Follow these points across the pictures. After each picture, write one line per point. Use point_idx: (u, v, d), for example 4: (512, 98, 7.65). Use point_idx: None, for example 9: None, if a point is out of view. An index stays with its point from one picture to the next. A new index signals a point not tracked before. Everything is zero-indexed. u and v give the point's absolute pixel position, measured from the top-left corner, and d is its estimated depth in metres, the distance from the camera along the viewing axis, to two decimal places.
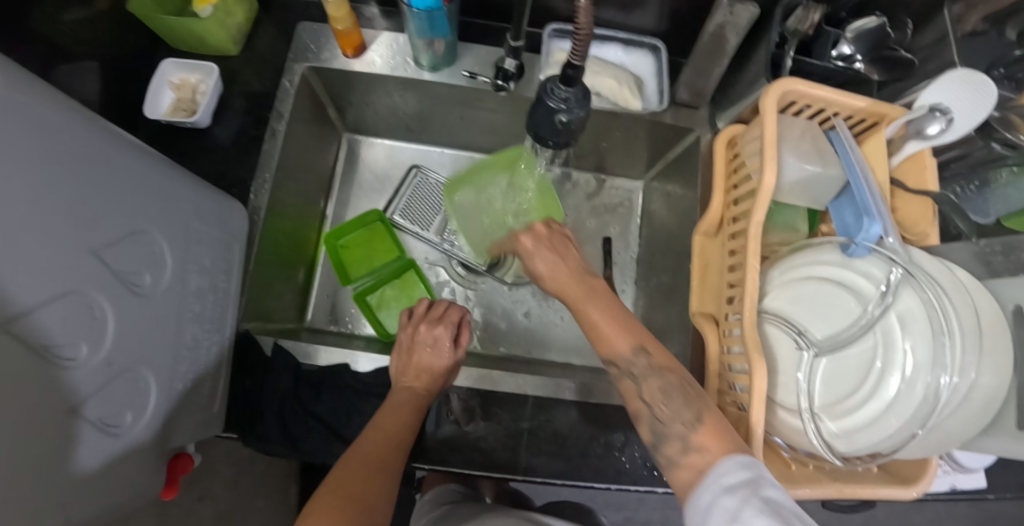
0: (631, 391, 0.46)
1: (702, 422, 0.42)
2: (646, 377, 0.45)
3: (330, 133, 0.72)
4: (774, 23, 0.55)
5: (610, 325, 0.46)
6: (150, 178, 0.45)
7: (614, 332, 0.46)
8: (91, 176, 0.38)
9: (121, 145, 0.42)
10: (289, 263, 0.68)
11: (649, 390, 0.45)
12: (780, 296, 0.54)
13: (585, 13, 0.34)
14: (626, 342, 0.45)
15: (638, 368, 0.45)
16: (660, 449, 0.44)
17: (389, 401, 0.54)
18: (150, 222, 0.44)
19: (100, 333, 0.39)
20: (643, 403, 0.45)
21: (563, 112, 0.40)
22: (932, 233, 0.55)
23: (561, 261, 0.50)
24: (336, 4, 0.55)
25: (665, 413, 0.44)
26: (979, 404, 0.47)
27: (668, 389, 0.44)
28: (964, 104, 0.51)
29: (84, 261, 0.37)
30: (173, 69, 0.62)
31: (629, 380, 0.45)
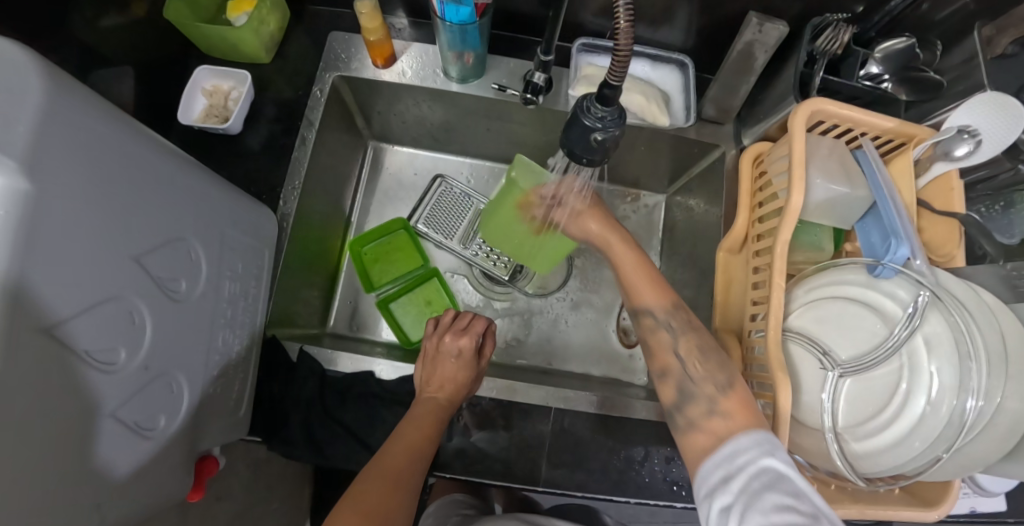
0: (661, 344, 0.50)
1: (732, 390, 0.45)
2: (678, 334, 0.50)
3: (356, 140, 0.73)
4: (803, 43, 0.56)
5: (640, 271, 0.54)
6: (189, 185, 0.46)
7: (647, 285, 0.53)
8: (133, 183, 0.39)
9: (160, 151, 0.43)
10: (314, 270, 0.68)
11: (684, 345, 0.49)
12: (804, 315, 0.54)
13: (626, 31, 0.35)
14: (656, 297, 0.52)
15: (674, 325, 0.50)
16: (684, 411, 0.47)
17: (413, 412, 0.55)
18: (186, 229, 0.45)
19: (138, 338, 0.40)
20: (675, 357, 0.49)
21: (599, 131, 0.41)
22: (959, 255, 0.56)
23: (603, 225, 0.56)
24: (369, 15, 0.56)
25: (697, 370, 0.48)
26: (1004, 429, 0.47)
27: (704, 348, 0.49)
28: (993, 128, 0.52)
29: (125, 266, 0.38)
30: (206, 76, 0.63)
31: (663, 336, 0.50)
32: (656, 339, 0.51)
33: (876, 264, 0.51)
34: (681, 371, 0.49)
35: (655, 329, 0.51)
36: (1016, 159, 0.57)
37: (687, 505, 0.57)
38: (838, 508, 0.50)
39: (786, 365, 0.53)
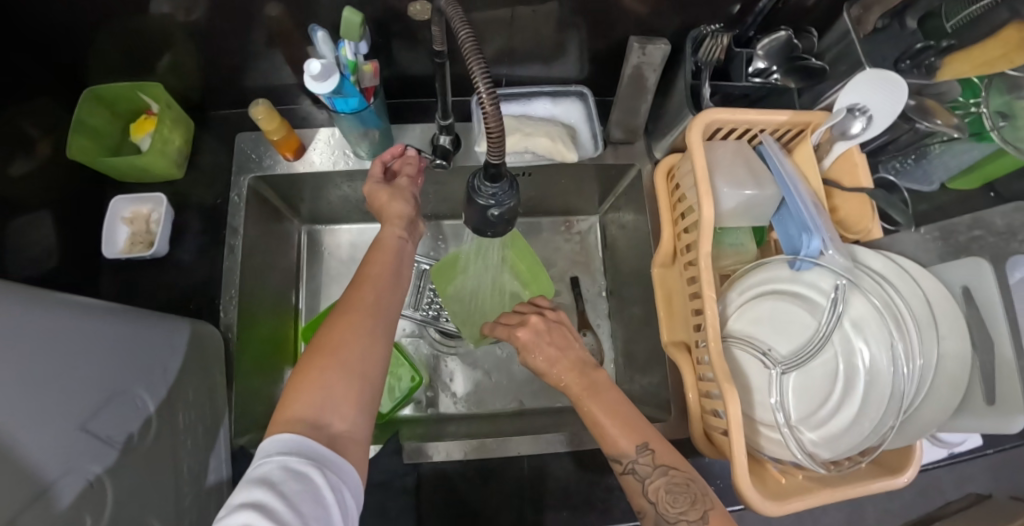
0: (635, 490, 0.46)
1: (706, 521, 0.43)
2: (652, 478, 0.45)
3: (287, 230, 0.74)
4: (687, 56, 0.58)
5: (613, 422, 0.48)
6: (127, 334, 0.47)
7: (619, 431, 0.47)
8: (72, 354, 0.39)
9: (89, 312, 0.44)
10: (273, 367, 0.68)
11: (655, 489, 0.45)
12: (742, 318, 0.56)
13: (491, 111, 0.36)
14: (630, 442, 0.46)
15: (643, 468, 0.46)
16: None
17: (366, 276, 0.48)
18: (132, 379, 0.46)
19: (101, 501, 0.40)
20: (646, 501, 0.45)
21: (495, 207, 0.42)
22: (874, 228, 0.57)
23: (563, 355, 0.53)
24: (267, 116, 0.58)
25: (670, 511, 0.44)
26: (944, 389, 0.51)
27: (672, 488, 0.45)
28: (881, 103, 0.54)
29: (76, 438, 0.38)
30: (124, 205, 0.63)
31: (633, 480, 0.46)
32: (627, 484, 0.46)
33: (794, 259, 0.52)
34: (653, 511, 0.45)
35: (624, 477, 0.46)
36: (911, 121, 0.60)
37: None
38: (809, 497, 0.49)
39: (735, 370, 0.55)
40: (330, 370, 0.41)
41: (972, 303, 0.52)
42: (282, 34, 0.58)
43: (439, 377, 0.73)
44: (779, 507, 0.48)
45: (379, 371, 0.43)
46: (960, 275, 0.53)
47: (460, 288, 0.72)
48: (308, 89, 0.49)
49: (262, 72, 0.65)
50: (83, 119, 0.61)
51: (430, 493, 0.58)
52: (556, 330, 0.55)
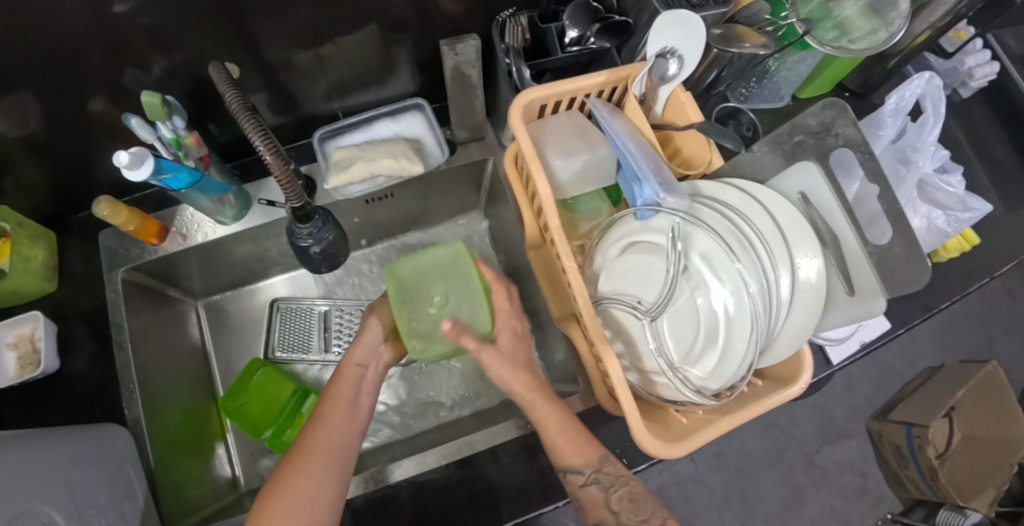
0: (597, 499, 0.50)
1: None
2: (613, 487, 0.50)
3: (183, 310, 0.74)
4: (497, 43, 0.59)
5: (564, 431, 0.49)
6: (22, 457, 0.47)
7: (570, 442, 0.49)
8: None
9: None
10: (200, 444, 0.69)
11: (616, 498, 0.49)
12: (611, 277, 0.57)
13: (275, 160, 0.39)
14: (582, 459, 0.49)
15: (605, 478, 0.50)
16: None
17: (328, 419, 0.52)
18: (34, 497, 0.46)
19: None
20: (608, 512, 0.49)
21: (315, 244, 0.44)
22: (715, 157, 0.58)
23: (517, 374, 0.50)
24: (113, 211, 0.58)
25: (633, 520, 0.48)
26: (808, 295, 0.52)
27: (634, 497, 0.50)
28: (682, 39, 0.57)
29: None
30: (4, 330, 0.62)
31: (594, 490, 0.50)
32: (586, 495, 0.50)
33: (636, 210, 0.55)
34: (615, 524, 0.49)
35: (585, 488, 0.50)
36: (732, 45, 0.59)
37: None
38: (709, 431, 0.51)
39: (617, 329, 0.57)
40: (292, 522, 0.46)
41: (811, 207, 0.55)
42: (110, 127, 0.59)
43: None
44: (680, 450, 0.49)
45: (332, 516, 0.49)
46: (796, 182, 0.56)
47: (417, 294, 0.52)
48: (126, 179, 0.50)
49: (108, 167, 0.65)
50: None
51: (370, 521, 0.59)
52: (517, 348, 0.52)
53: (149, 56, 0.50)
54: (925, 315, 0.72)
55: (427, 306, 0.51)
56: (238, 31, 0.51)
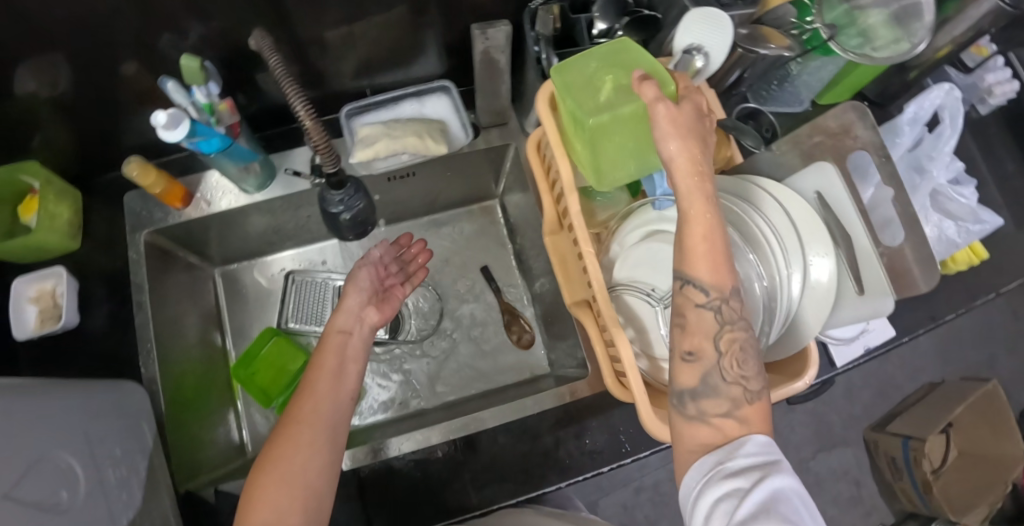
0: (700, 318, 0.41)
1: (759, 396, 0.41)
2: (723, 309, 0.41)
3: (200, 276, 0.76)
4: (527, 30, 0.60)
5: (701, 245, 0.40)
6: (44, 402, 0.48)
7: (706, 254, 0.40)
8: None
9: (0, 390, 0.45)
10: (211, 408, 0.70)
11: (727, 341, 0.41)
12: (625, 264, 0.58)
13: (314, 125, 0.40)
14: (708, 272, 0.40)
15: (723, 312, 0.41)
16: (698, 399, 0.40)
17: (313, 387, 0.53)
18: (53, 445, 0.46)
19: None
20: (710, 345, 0.41)
21: (344, 210, 0.46)
22: (734, 153, 0.59)
23: (687, 168, 0.41)
24: (141, 172, 0.60)
25: (733, 372, 0.40)
26: (819, 292, 0.53)
27: (745, 350, 0.41)
28: (710, 36, 0.58)
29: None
30: (25, 285, 0.64)
31: (706, 311, 0.41)
32: (693, 313, 0.41)
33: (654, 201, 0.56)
34: (714, 360, 0.40)
35: (699, 309, 0.40)
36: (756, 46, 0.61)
37: (612, 466, 0.62)
38: None
39: (628, 315, 0.57)
40: (282, 491, 0.45)
41: (826, 207, 0.55)
42: (143, 89, 0.60)
43: (377, 384, 0.75)
44: None
45: (323, 480, 0.48)
46: (812, 182, 0.56)
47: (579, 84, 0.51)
48: (161, 139, 0.51)
49: (137, 130, 0.66)
50: None
51: (375, 490, 0.60)
52: (697, 159, 0.42)
53: (190, 22, 0.51)
54: (932, 324, 0.73)
55: (599, 89, 0.49)
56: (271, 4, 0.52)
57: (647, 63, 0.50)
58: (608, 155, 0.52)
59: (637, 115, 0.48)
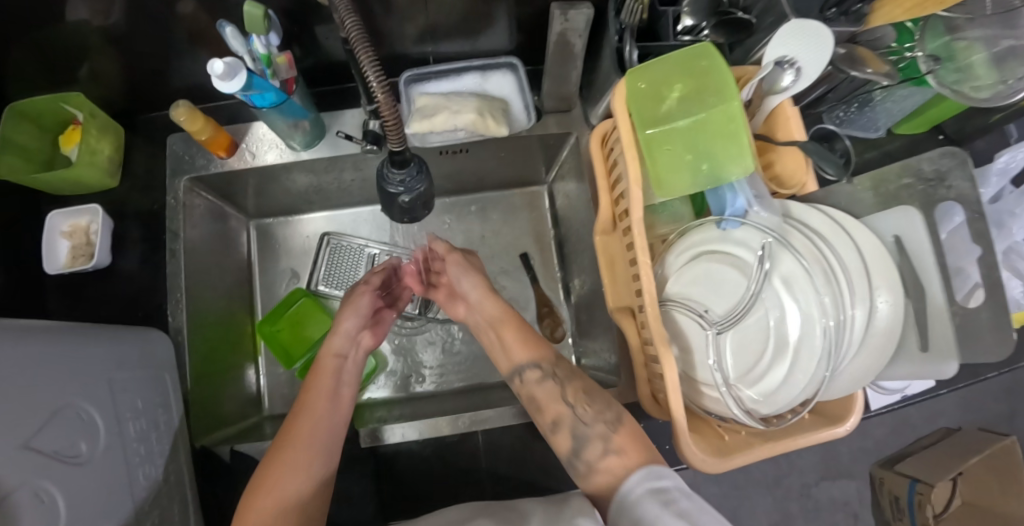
0: (552, 395, 0.54)
1: (623, 427, 0.50)
2: (545, 381, 0.55)
3: (234, 227, 0.74)
4: (610, 19, 0.57)
5: (520, 344, 0.58)
6: (69, 348, 0.47)
7: (522, 346, 0.57)
8: (6, 372, 0.39)
9: (30, 334, 0.44)
10: (233, 362, 0.70)
11: (572, 393, 0.53)
12: (679, 280, 0.56)
13: (386, 100, 0.36)
14: (526, 355, 0.56)
15: (560, 372, 0.55)
16: (582, 456, 0.50)
17: (307, 405, 0.53)
18: (73, 393, 0.45)
19: (52, 516, 0.39)
20: (566, 406, 0.52)
21: (404, 192, 0.43)
22: (810, 181, 0.57)
23: (481, 299, 0.62)
24: (188, 118, 0.58)
25: (587, 415, 0.51)
26: (878, 340, 0.52)
27: (590, 395, 0.53)
28: (805, 52, 0.54)
29: (17, 457, 0.38)
30: (60, 219, 0.63)
31: (551, 384, 0.54)
32: (543, 390, 0.54)
33: (721, 220, 0.53)
34: (571, 415, 0.52)
35: (541, 382, 0.55)
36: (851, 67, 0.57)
37: None
38: (751, 452, 0.50)
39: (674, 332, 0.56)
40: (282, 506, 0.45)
41: (904, 254, 0.53)
42: (200, 28, 0.56)
43: (402, 359, 0.75)
44: (721, 464, 0.49)
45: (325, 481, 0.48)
46: (894, 224, 0.53)
47: (647, 90, 0.50)
48: (216, 89, 0.49)
49: (186, 70, 0.63)
50: (7, 137, 0.60)
51: (391, 470, 0.60)
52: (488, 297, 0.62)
53: None
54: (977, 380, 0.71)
55: (663, 101, 0.49)
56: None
57: (719, 79, 0.48)
58: (668, 171, 0.49)
59: (705, 125, 0.47)
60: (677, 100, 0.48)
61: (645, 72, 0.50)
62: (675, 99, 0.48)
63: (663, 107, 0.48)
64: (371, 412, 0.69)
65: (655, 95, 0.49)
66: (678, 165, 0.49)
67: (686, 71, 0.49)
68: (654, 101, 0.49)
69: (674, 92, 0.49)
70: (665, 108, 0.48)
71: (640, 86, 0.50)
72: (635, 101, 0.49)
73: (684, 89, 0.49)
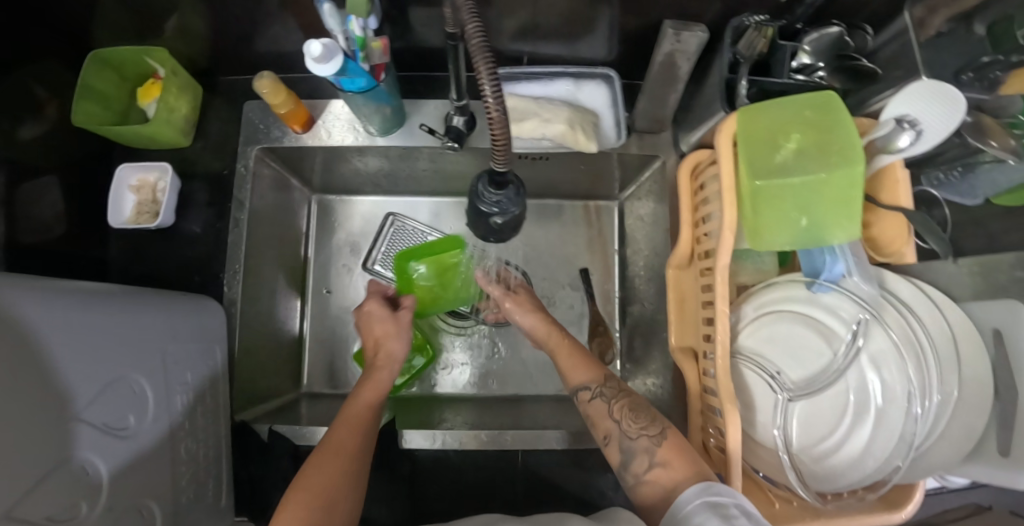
0: (601, 412, 0.51)
1: (664, 437, 0.47)
2: (615, 399, 0.52)
3: (298, 200, 0.73)
4: (724, 46, 0.53)
5: (575, 361, 0.57)
6: (127, 316, 0.46)
7: (578, 365, 0.56)
8: (66, 339, 0.38)
9: (89, 298, 0.43)
10: (281, 337, 0.70)
11: (619, 409, 0.51)
12: (754, 334, 0.53)
13: (501, 121, 0.35)
14: (582, 374, 0.55)
15: (608, 392, 0.53)
16: (628, 467, 0.47)
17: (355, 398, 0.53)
18: (128, 364, 0.44)
19: (97, 488, 0.39)
20: (612, 422, 0.50)
21: (497, 214, 0.40)
22: (908, 251, 0.54)
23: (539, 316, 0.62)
24: (272, 90, 0.56)
25: (633, 428, 0.49)
26: (956, 435, 0.48)
27: (635, 408, 0.50)
28: (934, 115, 0.50)
29: (70, 429, 0.37)
30: (130, 172, 0.62)
31: (599, 403, 0.52)
32: (594, 409, 0.52)
33: (812, 282, 0.50)
34: (617, 430, 0.49)
35: (591, 401, 0.53)
36: (983, 137, 0.53)
37: None
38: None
39: (739, 387, 0.53)
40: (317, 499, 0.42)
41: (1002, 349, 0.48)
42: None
43: (449, 353, 0.74)
44: None
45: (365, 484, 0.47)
46: (991, 316, 0.49)
47: (764, 132, 0.47)
48: (312, 72, 0.47)
49: (274, 38, 0.61)
50: (89, 83, 0.59)
51: (426, 475, 0.59)
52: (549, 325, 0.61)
53: None
54: None
55: (777, 150, 0.46)
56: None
57: (844, 134, 0.45)
58: (769, 223, 0.46)
59: (826, 187, 0.44)
60: (794, 152, 0.45)
61: (760, 111, 0.47)
62: (793, 149, 0.45)
63: (778, 156, 0.46)
64: (430, 408, 0.69)
65: (771, 141, 0.46)
66: (782, 220, 0.46)
67: (806, 120, 0.46)
68: (769, 146, 0.46)
69: (792, 142, 0.46)
70: (782, 158, 0.45)
71: (758, 127, 0.47)
72: (746, 144, 0.47)
73: (801, 140, 0.46)
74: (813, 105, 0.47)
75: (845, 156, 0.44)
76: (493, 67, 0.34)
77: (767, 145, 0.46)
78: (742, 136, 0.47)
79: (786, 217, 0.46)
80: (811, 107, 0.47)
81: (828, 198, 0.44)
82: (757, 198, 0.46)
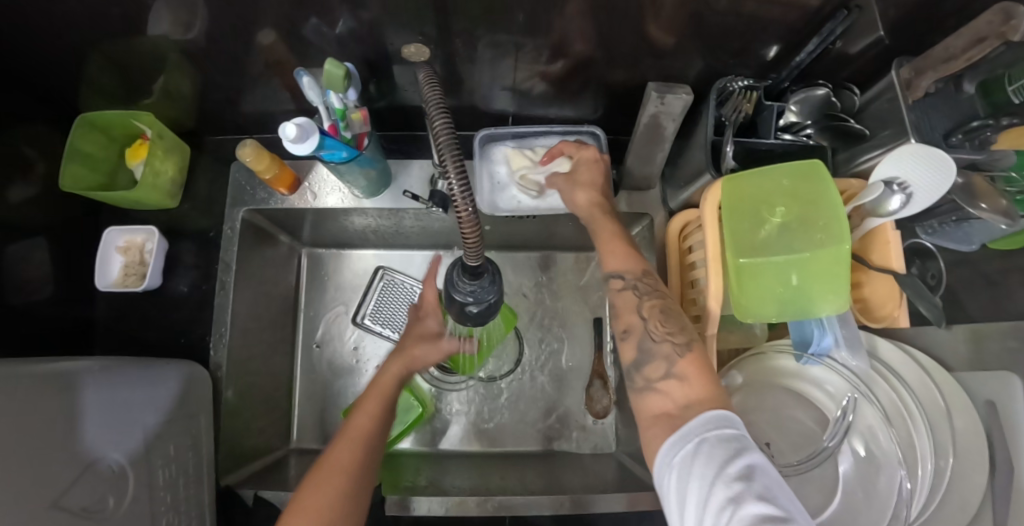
0: (628, 304, 0.47)
1: (688, 349, 0.42)
2: (648, 295, 0.46)
3: (287, 256, 0.73)
4: (710, 106, 0.53)
5: (620, 248, 0.50)
6: (96, 398, 0.47)
7: (623, 254, 0.49)
8: (23, 434, 0.38)
9: (53, 384, 0.43)
10: (271, 395, 0.69)
11: (648, 306, 0.46)
12: (745, 405, 0.52)
13: (469, 220, 0.33)
14: (632, 263, 0.48)
15: (642, 286, 0.47)
16: (640, 368, 0.43)
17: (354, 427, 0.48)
18: (107, 445, 0.46)
19: None
20: (638, 316, 0.45)
21: (473, 303, 0.39)
22: (901, 316, 0.53)
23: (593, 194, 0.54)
24: (255, 158, 0.56)
25: (658, 330, 0.44)
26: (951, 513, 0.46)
27: (665, 310, 0.46)
28: (921, 178, 0.48)
29: (47, 517, 0.38)
30: (117, 235, 0.62)
31: (629, 294, 0.47)
32: (622, 299, 0.47)
33: (802, 354, 0.49)
34: (642, 326, 0.45)
35: (622, 292, 0.47)
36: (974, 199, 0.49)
37: None
38: None
39: None
40: None
41: (999, 423, 0.46)
42: (280, 63, 0.54)
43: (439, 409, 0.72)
44: None
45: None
46: (986, 388, 0.47)
47: (748, 205, 0.46)
48: (289, 152, 0.47)
49: (259, 99, 0.62)
50: (76, 146, 0.59)
51: None
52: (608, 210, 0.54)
53: (343, 14, 0.46)
54: None
55: (763, 224, 0.45)
56: (437, 11, 0.45)
57: (828, 209, 0.44)
58: (754, 298, 0.45)
59: (811, 265, 0.43)
60: (780, 225, 0.44)
61: (743, 184, 0.46)
62: (778, 222, 0.44)
63: (763, 229, 0.45)
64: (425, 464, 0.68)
65: (758, 213, 0.45)
66: (770, 294, 0.45)
67: (793, 191, 0.45)
68: (755, 219, 0.45)
69: (777, 214, 0.44)
70: (767, 231, 0.45)
71: (743, 200, 0.46)
72: (731, 216, 0.46)
73: (788, 211, 0.45)
74: (801, 175, 0.46)
75: (832, 230, 0.43)
76: (459, 157, 0.32)
77: (752, 217, 0.45)
78: (726, 208, 0.46)
79: (774, 292, 0.45)
80: (799, 178, 0.46)
81: (814, 274, 0.43)
82: (744, 274, 0.45)
